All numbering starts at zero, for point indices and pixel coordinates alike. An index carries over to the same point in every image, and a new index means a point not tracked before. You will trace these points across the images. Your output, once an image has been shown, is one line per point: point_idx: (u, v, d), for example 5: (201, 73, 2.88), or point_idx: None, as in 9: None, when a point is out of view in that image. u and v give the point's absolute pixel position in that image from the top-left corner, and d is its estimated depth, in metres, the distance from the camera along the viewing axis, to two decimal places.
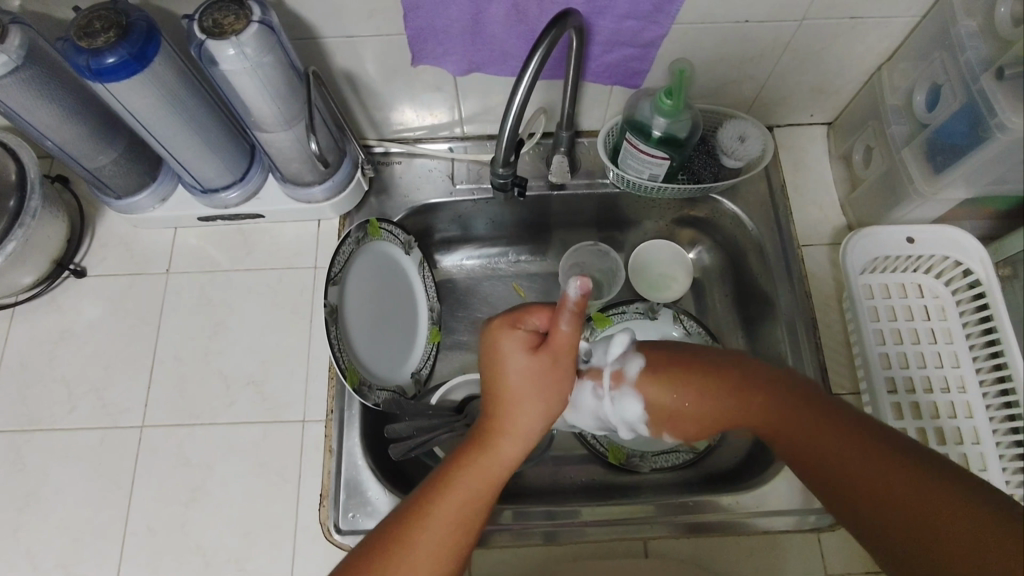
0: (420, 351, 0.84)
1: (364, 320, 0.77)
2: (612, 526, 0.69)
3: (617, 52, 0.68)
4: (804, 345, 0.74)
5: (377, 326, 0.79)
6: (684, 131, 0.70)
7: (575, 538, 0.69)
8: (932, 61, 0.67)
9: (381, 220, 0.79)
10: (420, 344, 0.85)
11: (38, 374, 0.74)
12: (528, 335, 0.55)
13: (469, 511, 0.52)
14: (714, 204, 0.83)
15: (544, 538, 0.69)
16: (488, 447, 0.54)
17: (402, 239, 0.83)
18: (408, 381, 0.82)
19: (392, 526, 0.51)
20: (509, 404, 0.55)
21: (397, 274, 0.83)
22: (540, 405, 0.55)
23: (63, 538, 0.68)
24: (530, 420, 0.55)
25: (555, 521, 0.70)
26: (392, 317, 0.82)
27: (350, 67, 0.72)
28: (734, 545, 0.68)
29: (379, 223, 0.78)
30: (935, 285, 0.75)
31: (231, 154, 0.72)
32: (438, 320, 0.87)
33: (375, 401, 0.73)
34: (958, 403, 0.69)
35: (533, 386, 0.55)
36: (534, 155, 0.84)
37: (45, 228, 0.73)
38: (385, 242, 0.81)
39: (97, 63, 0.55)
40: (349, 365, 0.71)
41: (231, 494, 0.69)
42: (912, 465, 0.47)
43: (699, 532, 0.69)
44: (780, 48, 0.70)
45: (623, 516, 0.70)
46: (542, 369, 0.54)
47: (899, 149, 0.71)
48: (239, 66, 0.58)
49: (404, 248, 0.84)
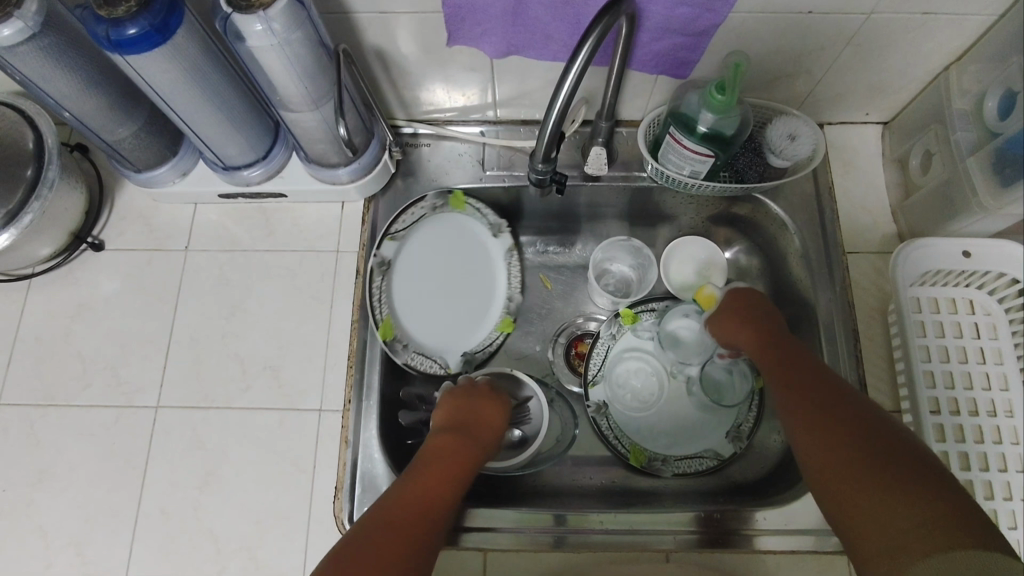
0: (484, 335, 0.80)
1: (423, 282, 0.80)
2: (618, 533, 0.68)
3: (665, 40, 0.64)
4: (844, 358, 0.71)
5: (440, 297, 0.80)
6: (732, 128, 0.66)
7: (584, 544, 0.67)
8: (1007, 63, 0.61)
9: (464, 194, 0.81)
10: (486, 327, 0.80)
11: (53, 348, 0.73)
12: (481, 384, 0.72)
13: (404, 510, 0.56)
14: (756, 204, 0.79)
15: (555, 542, 0.68)
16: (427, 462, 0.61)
17: (491, 221, 0.82)
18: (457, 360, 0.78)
19: (348, 543, 0.52)
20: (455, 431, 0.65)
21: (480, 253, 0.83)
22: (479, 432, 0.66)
23: (75, 517, 0.67)
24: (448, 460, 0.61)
25: (564, 525, 0.68)
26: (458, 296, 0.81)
27: (381, 44, 0.68)
28: (745, 562, 0.67)
29: (462, 197, 0.80)
30: (988, 302, 0.71)
31: (254, 131, 0.69)
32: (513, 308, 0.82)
33: (404, 360, 0.74)
34: (1005, 428, 0.67)
35: (474, 418, 0.67)
36: (570, 144, 0.80)
37: (63, 200, 0.71)
38: (467, 219, 0.82)
39: (117, 34, 0.51)
40: (384, 318, 0.74)
41: (245, 481, 0.68)
42: (912, 478, 0.50)
43: (718, 547, 0.67)
44: (842, 43, 0.65)
45: (636, 526, 0.68)
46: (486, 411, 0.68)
47: (964, 157, 0.66)
48: (266, 42, 0.54)
49: (494, 230, 0.83)
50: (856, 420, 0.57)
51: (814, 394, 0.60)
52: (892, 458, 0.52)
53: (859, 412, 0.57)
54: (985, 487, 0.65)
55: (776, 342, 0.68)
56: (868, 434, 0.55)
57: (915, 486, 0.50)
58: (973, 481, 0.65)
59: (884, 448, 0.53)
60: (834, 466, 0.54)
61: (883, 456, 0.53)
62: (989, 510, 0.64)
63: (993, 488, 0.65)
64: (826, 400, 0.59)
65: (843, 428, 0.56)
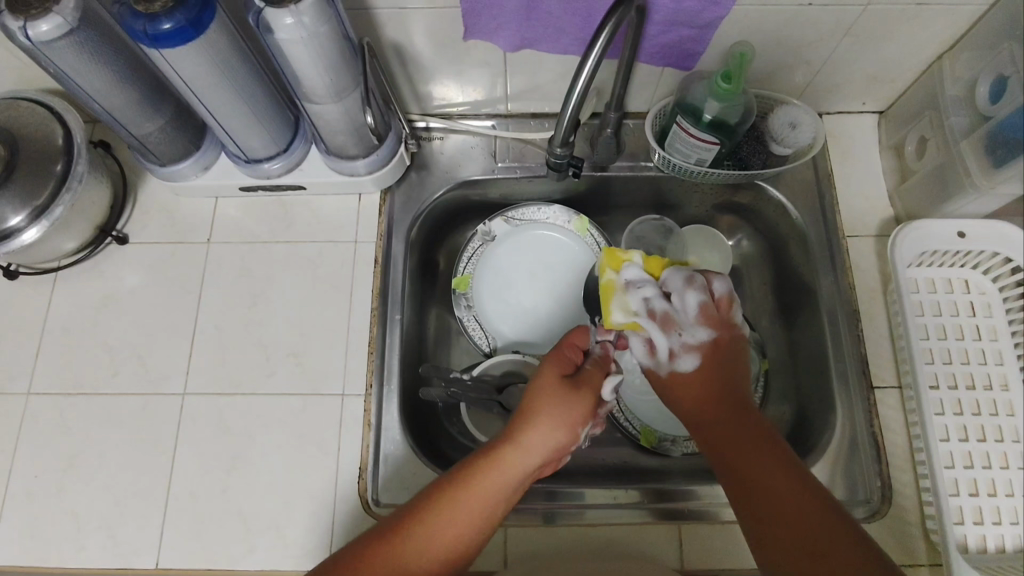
0: (546, 331, 0.85)
1: (507, 272, 0.87)
2: (610, 511, 0.70)
3: (673, 33, 0.67)
4: (846, 338, 0.74)
5: (516, 285, 0.86)
6: (738, 116, 0.69)
7: (573, 520, 0.69)
8: (999, 50, 0.64)
9: (588, 220, 0.87)
10: (550, 324, 0.85)
11: (81, 337, 0.75)
12: (564, 365, 0.66)
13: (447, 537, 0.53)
14: (758, 190, 0.82)
15: (544, 519, 0.69)
16: (492, 464, 0.57)
17: (570, 230, 0.87)
18: (510, 344, 0.85)
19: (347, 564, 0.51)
20: (527, 429, 0.59)
21: (569, 260, 0.87)
22: (552, 432, 0.60)
23: (107, 500, 0.69)
24: (510, 475, 0.57)
25: (555, 501, 0.71)
26: (541, 293, 0.86)
27: (399, 39, 0.71)
28: (731, 533, 0.69)
29: (586, 222, 0.86)
30: (982, 281, 0.74)
31: (277, 125, 0.71)
32: (571, 313, 0.86)
33: (461, 314, 0.85)
34: (1001, 401, 0.70)
35: (555, 409, 0.61)
36: (578, 135, 0.83)
37: (89, 194, 0.73)
38: (542, 227, 0.87)
39: (153, 28, 0.54)
40: (464, 273, 0.85)
41: (272, 464, 0.70)
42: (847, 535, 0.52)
43: (692, 519, 0.69)
44: (840, 34, 0.68)
45: (622, 501, 0.71)
46: (570, 406, 0.62)
47: (957, 142, 0.69)
48: (295, 35, 0.56)
49: (575, 241, 0.87)
50: (788, 468, 0.56)
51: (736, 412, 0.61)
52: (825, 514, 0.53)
53: (795, 464, 0.57)
54: (983, 457, 0.68)
55: (724, 366, 0.65)
56: (805, 490, 0.54)
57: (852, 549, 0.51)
58: (971, 451, 0.68)
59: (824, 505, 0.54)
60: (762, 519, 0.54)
61: (814, 511, 0.53)
62: (988, 478, 0.67)
63: (991, 458, 0.68)
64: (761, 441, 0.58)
65: (772, 477, 0.56)
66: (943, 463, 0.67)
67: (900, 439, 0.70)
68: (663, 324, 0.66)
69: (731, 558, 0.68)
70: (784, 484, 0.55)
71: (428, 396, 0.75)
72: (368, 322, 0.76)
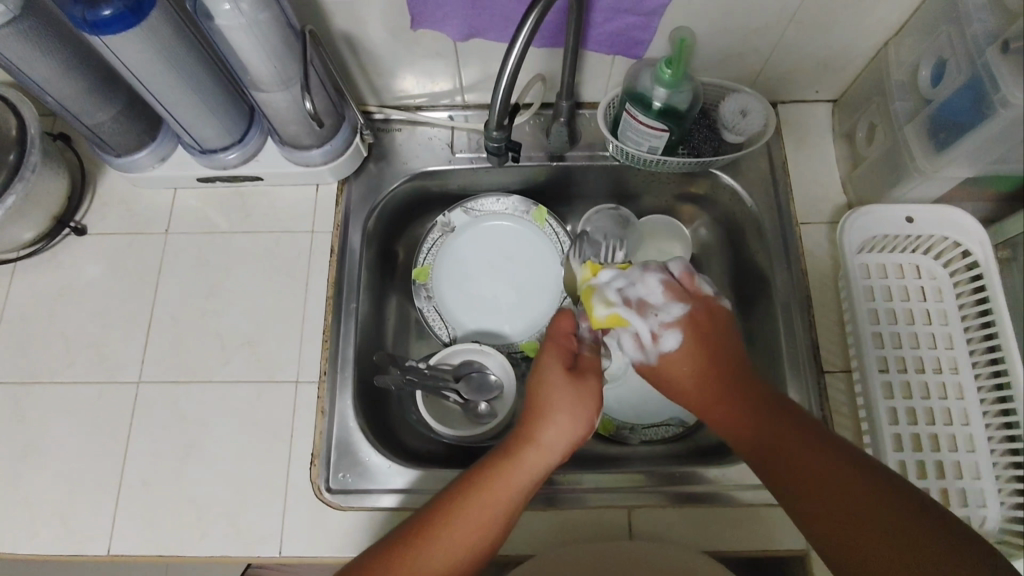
0: (503, 319, 0.85)
1: (467, 261, 0.87)
2: (612, 495, 0.70)
3: (618, 21, 0.68)
4: (798, 323, 0.75)
5: (475, 274, 0.87)
6: (686, 102, 0.69)
7: (577, 505, 0.70)
8: (939, 35, 0.65)
9: (547, 210, 0.88)
10: (507, 312, 0.86)
11: (39, 327, 0.76)
12: (566, 354, 0.66)
13: (482, 528, 0.54)
14: (714, 179, 0.82)
15: (545, 503, 0.70)
16: (514, 457, 0.58)
17: (529, 220, 0.88)
18: (468, 332, 0.85)
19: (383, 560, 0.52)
20: (543, 422, 0.60)
21: (527, 250, 0.88)
22: (568, 419, 0.60)
23: (61, 488, 0.69)
24: (533, 464, 0.58)
25: (557, 486, 0.71)
26: (500, 282, 0.87)
27: (350, 29, 0.71)
28: (737, 516, 0.69)
29: (545, 213, 0.87)
30: (934, 266, 0.74)
31: (229, 115, 0.72)
32: (529, 302, 0.86)
33: (421, 301, 0.85)
34: (951, 385, 0.70)
35: (568, 398, 0.61)
36: (534, 126, 0.84)
37: (45, 184, 0.74)
38: (501, 217, 0.88)
39: (93, 15, 0.55)
40: (423, 264, 0.86)
41: (226, 450, 0.71)
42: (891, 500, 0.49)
43: (695, 503, 0.69)
44: (785, 21, 0.69)
45: (625, 485, 0.71)
46: (581, 391, 0.62)
47: (903, 126, 0.70)
48: (235, 21, 0.57)
49: (533, 230, 0.87)
50: (826, 443, 0.54)
51: (767, 403, 0.58)
52: (869, 483, 0.51)
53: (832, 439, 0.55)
54: (932, 440, 0.68)
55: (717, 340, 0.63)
56: (847, 461, 0.52)
57: (904, 518, 0.48)
58: (919, 434, 0.68)
59: (869, 472, 0.51)
60: (809, 499, 0.52)
61: (858, 481, 0.51)
62: (936, 461, 0.67)
63: (939, 441, 0.68)
64: (794, 421, 0.57)
65: (814, 454, 0.53)
66: (891, 446, 0.67)
67: (850, 422, 0.71)
68: (637, 308, 0.65)
69: (729, 542, 0.68)
70: (827, 459, 0.53)
71: (385, 383, 0.74)
72: (323, 311, 0.76)
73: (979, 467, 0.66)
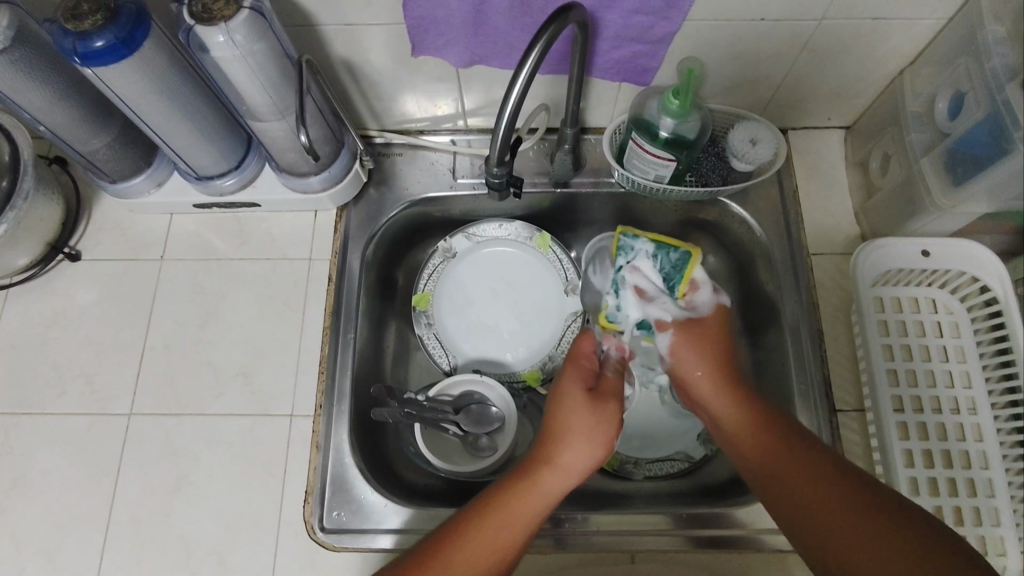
0: (504, 346, 0.83)
1: (469, 288, 0.85)
2: (626, 537, 0.68)
3: (624, 49, 0.66)
4: (809, 359, 0.72)
5: (477, 301, 0.85)
6: (694, 132, 0.67)
7: (585, 548, 0.68)
8: (957, 66, 0.62)
9: (550, 236, 0.86)
10: (509, 339, 0.83)
11: (30, 355, 0.74)
12: (585, 375, 0.62)
13: (491, 549, 0.52)
14: (721, 207, 0.80)
15: (554, 544, 0.68)
16: (528, 479, 0.56)
17: (531, 246, 0.86)
18: (468, 360, 0.83)
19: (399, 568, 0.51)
20: (559, 443, 0.57)
21: (530, 277, 0.86)
22: (583, 443, 0.57)
23: (48, 522, 0.68)
24: (547, 487, 0.55)
25: (564, 527, 0.68)
26: (502, 309, 0.85)
27: (350, 56, 0.70)
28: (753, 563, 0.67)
29: (548, 239, 0.85)
30: (950, 300, 0.72)
31: (224, 142, 0.70)
32: (530, 329, 0.84)
33: (421, 328, 0.83)
34: (968, 426, 0.67)
35: (585, 421, 0.58)
36: (538, 152, 0.82)
37: (38, 210, 0.72)
38: (502, 243, 0.86)
39: (84, 46, 0.53)
40: (424, 290, 0.84)
41: (217, 485, 0.69)
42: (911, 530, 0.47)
43: (711, 548, 0.67)
44: (797, 49, 0.67)
45: (638, 527, 0.68)
46: (598, 414, 0.59)
47: (919, 159, 0.67)
48: (229, 53, 0.56)
49: (535, 257, 0.86)
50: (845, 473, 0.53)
51: (768, 435, 0.58)
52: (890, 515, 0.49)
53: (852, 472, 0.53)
54: (949, 484, 0.65)
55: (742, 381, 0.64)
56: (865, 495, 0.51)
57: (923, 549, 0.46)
58: (936, 478, 0.65)
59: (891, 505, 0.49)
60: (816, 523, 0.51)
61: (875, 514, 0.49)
62: (954, 507, 0.64)
63: (957, 485, 0.65)
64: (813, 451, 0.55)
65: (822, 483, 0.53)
66: (906, 490, 0.64)
67: (863, 464, 0.68)
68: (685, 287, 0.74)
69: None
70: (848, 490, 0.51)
71: (383, 416, 0.72)
72: (320, 340, 0.74)
73: (999, 514, 0.63)
